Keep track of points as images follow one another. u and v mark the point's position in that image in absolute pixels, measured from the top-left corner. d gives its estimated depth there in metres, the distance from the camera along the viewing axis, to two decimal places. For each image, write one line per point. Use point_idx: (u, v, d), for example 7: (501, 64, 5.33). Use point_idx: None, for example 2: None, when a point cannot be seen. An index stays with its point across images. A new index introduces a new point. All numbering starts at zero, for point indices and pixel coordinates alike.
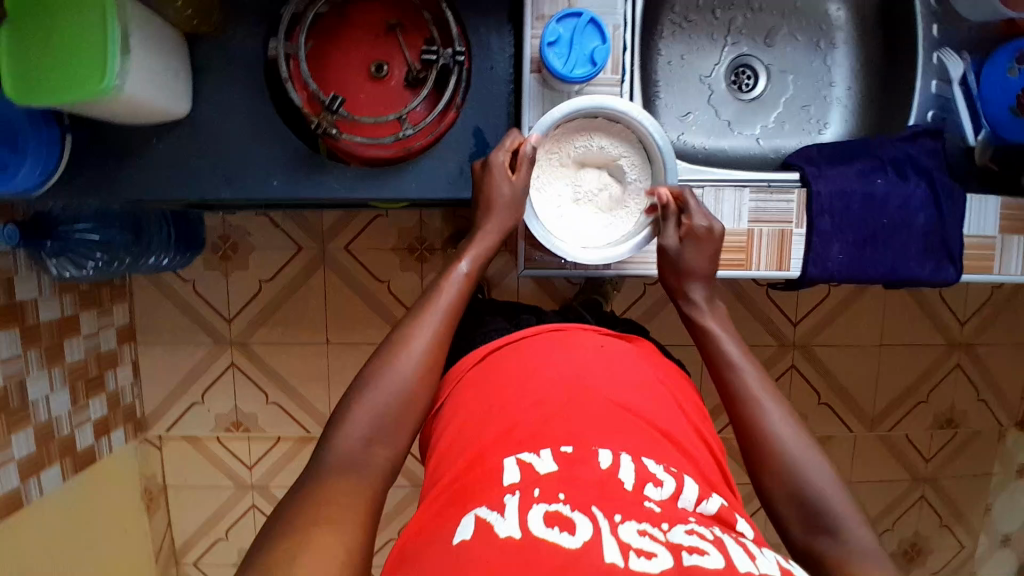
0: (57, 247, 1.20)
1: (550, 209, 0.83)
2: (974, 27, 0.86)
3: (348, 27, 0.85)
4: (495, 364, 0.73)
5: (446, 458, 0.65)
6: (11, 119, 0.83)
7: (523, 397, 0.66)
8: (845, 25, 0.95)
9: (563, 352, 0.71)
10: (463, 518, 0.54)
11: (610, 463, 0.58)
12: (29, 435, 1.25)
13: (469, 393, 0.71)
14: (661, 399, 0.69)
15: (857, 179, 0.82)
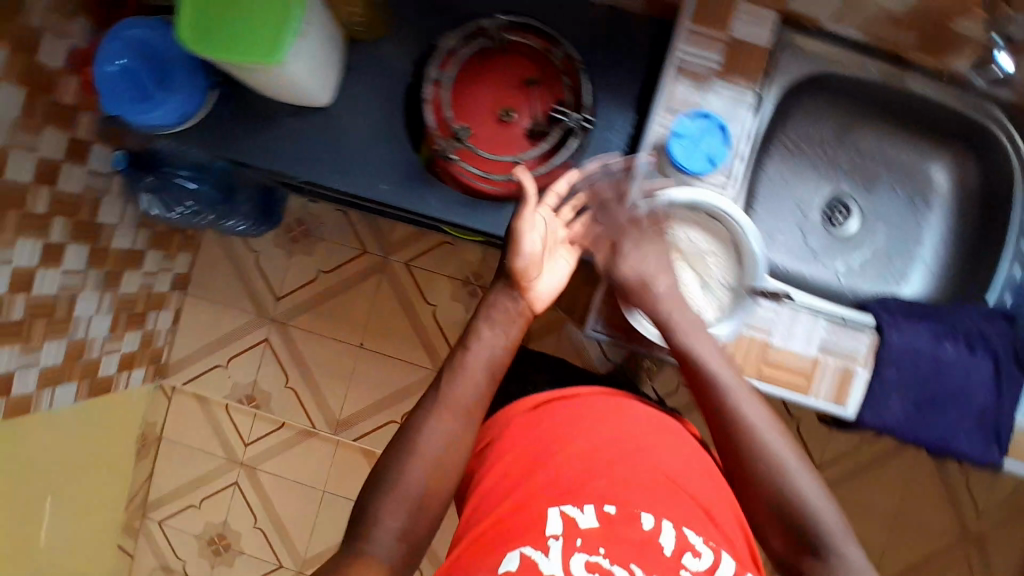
0: (154, 184, 1.27)
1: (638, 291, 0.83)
2: None
3: (491, 69, 0.91)
4: (545, 405, 0.77)
5: (494, 490, 0.70)
6: (168, 58, 0.87)
7: (575, 445, 0.70)
8: (946, 192, 0.94)
9: (613, 409, 0.76)
10: (509, 551, 0.61)
11: (653, 526, 0.63)
12: (61, 347, 1.27)
13: (515, 429, 0.75)
14: (706, 473, 0.72)
15: (929, 340, 0.84)
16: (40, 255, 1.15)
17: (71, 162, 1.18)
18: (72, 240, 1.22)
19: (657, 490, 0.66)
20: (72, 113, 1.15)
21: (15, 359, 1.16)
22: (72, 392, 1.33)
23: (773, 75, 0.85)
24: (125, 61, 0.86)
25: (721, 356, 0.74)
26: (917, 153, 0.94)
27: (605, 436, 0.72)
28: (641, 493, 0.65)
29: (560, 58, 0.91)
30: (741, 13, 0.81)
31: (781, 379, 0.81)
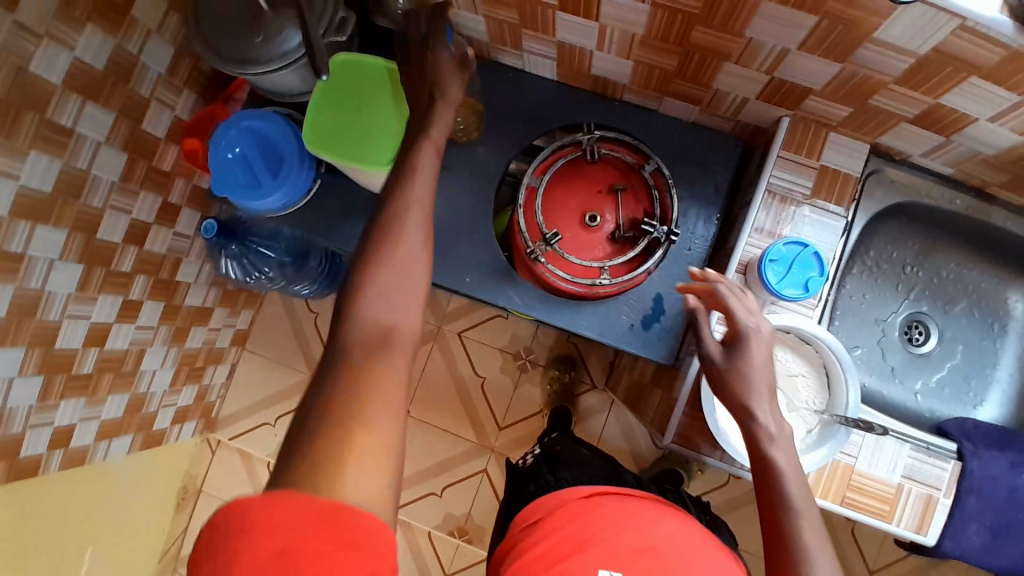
0: (236, 252, 1.28)
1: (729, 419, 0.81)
2: None
3: (582, 177, 0.95)
4: (598, 503, 0.84)
5: (549, 563, 0.77)
6: (280, 148, 0.94)
7: (628, 535, 0.78)
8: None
9: (659, 519, 0.82)
10: None
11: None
12: (123, 401, 1.28)
13: (567, 517, 0.83)
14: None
15: (1007, 472, 0.83)
16: (119, 311, 1.18)
17: (161, 224, 1.24)
18: (148, 297, 1.26)
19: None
20: (167, 178, 1.23)
21: (80, 412, 1.17)
22: (125, 446, 1.34)
23: (861, 200, 0.88)
24: (239, 149, 0.92)
25: (787, 438, 0.66)
26: (996, 280, 0.95)
27: (653, 531, 0.79)
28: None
29: (650, 171, 0.95)
30: (832, 143, 0.86)
31: (863, 505, 0.80)
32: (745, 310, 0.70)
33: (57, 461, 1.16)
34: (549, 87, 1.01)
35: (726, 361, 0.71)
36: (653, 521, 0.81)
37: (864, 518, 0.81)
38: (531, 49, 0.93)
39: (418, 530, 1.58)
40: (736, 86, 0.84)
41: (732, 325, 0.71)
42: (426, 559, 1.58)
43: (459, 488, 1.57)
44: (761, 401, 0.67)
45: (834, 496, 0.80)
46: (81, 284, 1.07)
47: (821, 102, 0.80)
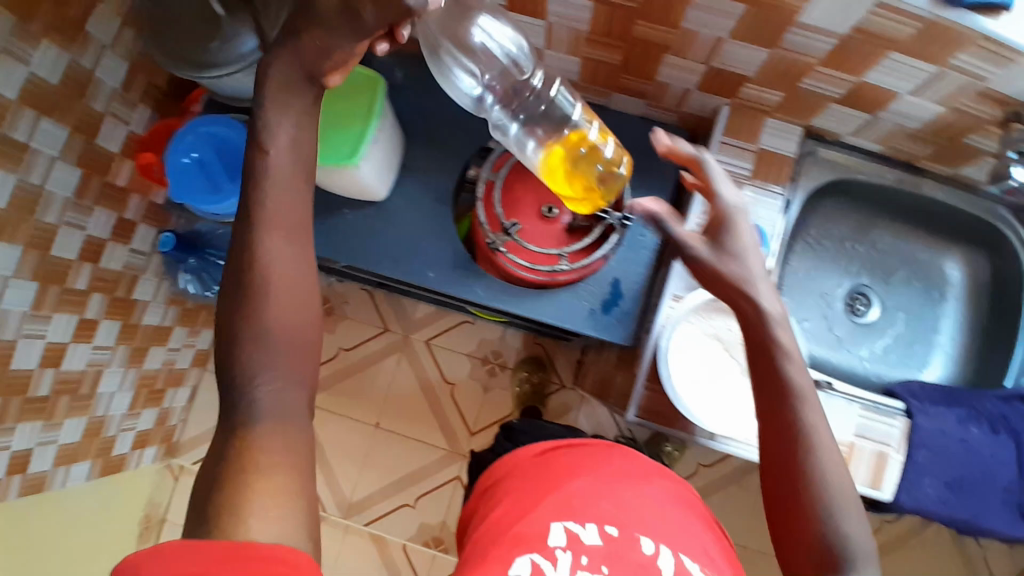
0: (195, 266, 1.26)
1: (688, 383, 0.83)
2: None
3: (538, 171, 0.99)
4: (560, 456, 0.90)
5: (509, 511, 0.83)
6: (236, 151, 0.95)
7: (582, 480, 0.84)
8: (960, 285, 1.00)
9: (613, 458, 0.89)
10: (518, 560, 0.74)
11: (651, 551, 0.76)
12: (80, 425, 1.24)
13: (527, 475, 0.88)
14: (690, 508, 0.86)
15: (956, 425, 0.88)
16: (75, 329, 1.15)
17: (116, 241, 1.22)
18: (105, 316, 1.23)
19: (652, 519, 0.80)
20: (125, 195, 1.22)
21: (37, 436, 1.13)
22: (85, 471, 1.29)
23: (798, 179, 0.94)
24: (196, 154, 0.94)
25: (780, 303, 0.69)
26: (930, 250, 1.01)
27: (607, 472, 0.86)
28: (637, 520, 0.79)
29: None
30: (768, 128, 0.92)
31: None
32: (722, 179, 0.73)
33: (14, 489, 1.11)
34: None
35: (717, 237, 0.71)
36: (605, 465, 0.87)
37: None
38: None
39: (392, 543, 1.56)
40: (678, 78, 0.90)
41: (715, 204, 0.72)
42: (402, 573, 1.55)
43: (433, 497, 1.57)
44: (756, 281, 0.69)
45: None
46: (36, 301, 1.04)
47: (755, 89, 0.87)
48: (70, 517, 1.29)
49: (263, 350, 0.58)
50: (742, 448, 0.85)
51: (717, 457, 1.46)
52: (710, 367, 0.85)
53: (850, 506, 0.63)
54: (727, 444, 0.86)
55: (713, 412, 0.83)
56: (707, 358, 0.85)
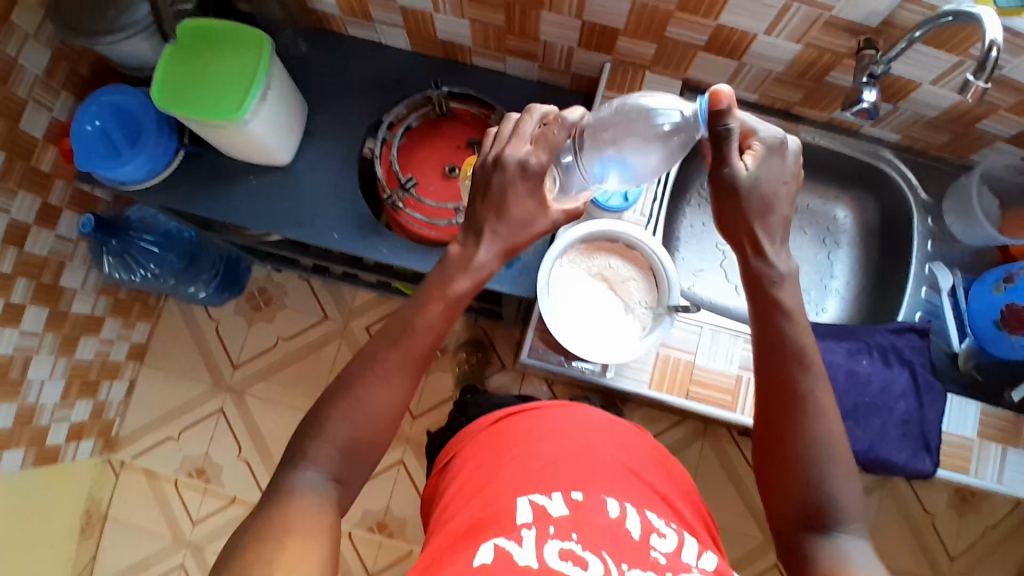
0: (118, 249, 1.29)
1: (568, 320, 0.87)
2: (967, 250, 1.00)
3: (438, 134, 1.04)
4: (510, 423, 0.76)
5: (461, 496, 0.69)
6: (138, 120, 0.99)
7: (533, 444, 0.71)
8: (851, 229, 1.08)
9: (572, 414, 0.77)
10: (482, 544, 0.59)
11: (618, 512, 0.63)
12: (10, 411, 1.21)
13: (479, 449, 0.75)
14: (655, 466, 0.75)
15: (844, 357, 0.89)
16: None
17: (41, 226, 1.21)
18: (32, 302, 1.22)
19: (619, 477, 0.69)
20: (48, 181, 1.21)
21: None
22: (15, 460, 1.24)
23: None
24: (99, 122, 0.97)
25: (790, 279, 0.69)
26: (822, 199, 1.08)
27: (563, 431, 0.74)
28: (602, 481, 0.67)
29: (496, 120, 1.03)
30: (649, 82, 0.99)
31: (708, 397, 0.89)
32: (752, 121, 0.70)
33: None
34: (403, 57, 1.08)
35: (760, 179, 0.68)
36: (560, 424, 0.75)
37: (709, 409, 0.89)
38: (380, 19, 1.00)
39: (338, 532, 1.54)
40: (559, 35, 0.94)
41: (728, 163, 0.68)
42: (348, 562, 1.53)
43: (376, 483, 1.55)
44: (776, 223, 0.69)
45: (679, 391, 0.89)
46: None
47: (629, 42, 0.92)
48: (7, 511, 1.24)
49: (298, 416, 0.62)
50: (632, 382, 0.89)
51: (654, 428, 1.46)
52: (594, 305, 0.88)
53: (841, 467, 0.64)
54: (617, 380, 0.89)
55: (593, 345, 0.86)
56: (588, 296, 0.88)
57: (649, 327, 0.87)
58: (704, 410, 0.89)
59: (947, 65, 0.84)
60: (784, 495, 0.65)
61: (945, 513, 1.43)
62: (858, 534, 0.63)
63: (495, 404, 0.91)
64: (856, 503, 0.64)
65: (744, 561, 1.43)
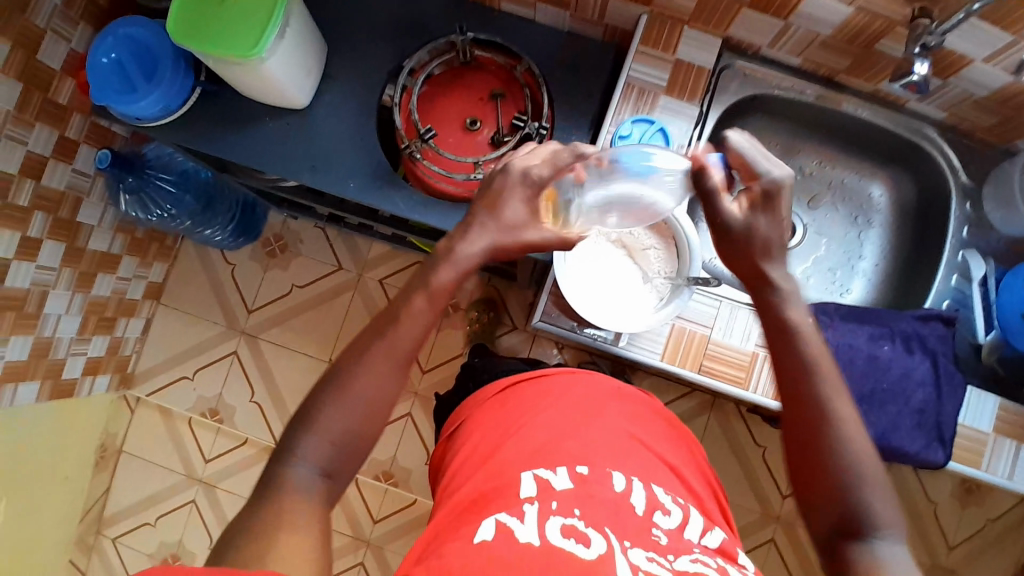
0: (135, 186, 1.29)
1: (582, 285, 0.85)
2: (1002, 238, 0.96)
3: (461, 84, 1.00)
4: (518, 390, 0.76)
5: (466, 468, 0.68)
6: (154, 55, 0.96)
7: (541, 415, 0.71)
8: (884, 208, 1.03)
9: (582, 385, 0.76)
10: (484, 520, 0.58)
11: (623, 487, 0.62)
12: (27, 344, 1.24)
13: (486, 416, 0.74)
14: (667, 440, 0.74)
15: (864, 341, 0.87)
16: (18, 247, 1.15)
17: (58, 159, 1.20)
18: (49, 236, 1.22)
19: (627, 451, 0.67)
20: (66, 113, 1.20)
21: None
22: (33, 392, 1.28)
23: (717, 94, 0.96)
24: (114, 56, 0.95)
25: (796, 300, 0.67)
26: (857, 175, 1.03)
27: (571, 404, 0.72)
28: (608, 454, 0.66)
29: (522, 71, 1.00)
30: (688, 38, 0.94)
31: (720, 372, 0.87)
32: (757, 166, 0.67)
33: None
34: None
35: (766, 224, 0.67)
36: (569, 396, 0.74)
37: (719, 384, 0.87)
38: None
39: None
40: None
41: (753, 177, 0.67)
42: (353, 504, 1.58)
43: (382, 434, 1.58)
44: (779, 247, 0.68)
45: (691, 364, 0.88)
46: None
47: None
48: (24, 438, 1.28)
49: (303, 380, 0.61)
50: (644, 353, 0.88)
51: (663, 398, 1.45)
52: (611, 272, 0.86)
53: (872, 480, 0.61)
54: (628, 349, 0.87)
55: (605, 312, 0.83)
56: (603, 263, 0.86)
57: (665, 301, 0.84)
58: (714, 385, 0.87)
59: (1001, 43, 0.80)
60: (815, 510, 0.62)
61: (948, 502, 1.41)
62: (896, 543, 0.59)
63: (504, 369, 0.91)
64: (892, 514, 0.60)
65: (742, 534, 1.44)
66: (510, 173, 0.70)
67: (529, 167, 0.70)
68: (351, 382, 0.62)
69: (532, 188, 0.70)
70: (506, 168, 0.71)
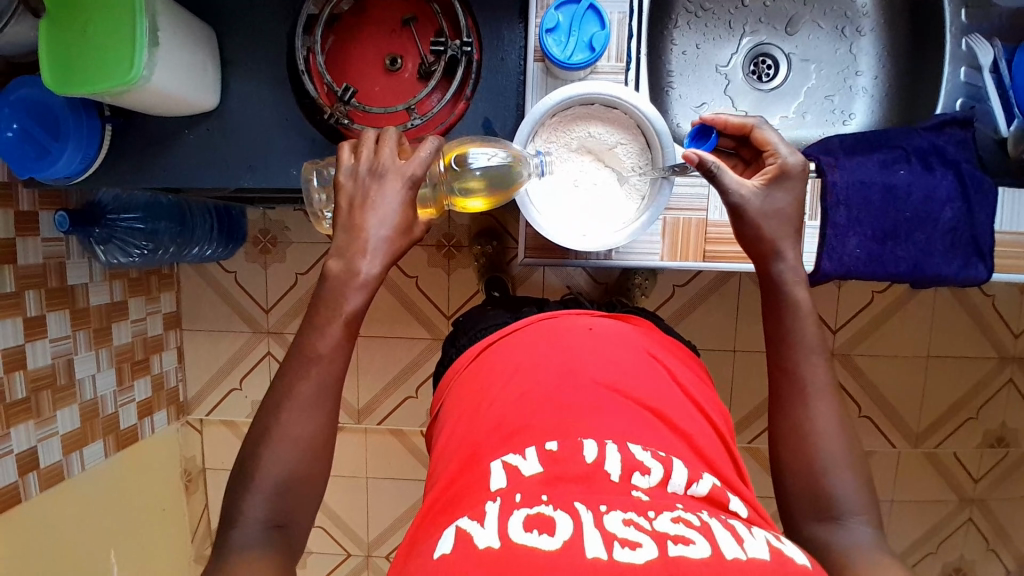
0: (104, 236, 1.26)
1: (552, 202, 0.82)
2: (1003, 14, 0.89)
3: (366, 22, 0.89)
4: (489, 359, 0.75)
5: (444, 458, 0.68)
6: (55, 110, 0.87)
7: (508, 390, 0.68)
8: (872, 11, 0.95)
9: (552, 343, 0.72)
10: (445, 531, 0.54)
11: (596, 455, 0.59)
12: (74, 412, 1.28)
13: (461, 392, 0.74)
14: (650, 375, 0.69)
15: (877, 170, 0.79)
16: (24, 331, 1.16)
17: (24, 235, 1.16)
18: (49, 309, 1.22)
19: (598, 408, 0.63)
20: (12, 189, 1.13)
21: (34, 434, 1.19)
22: (100, 451, 1.34)
23: None
24: (17, 125, 0.86)
25: (801, 282, 0.67)
26: None
27: (542, 367, 0.68)
28: (582, 419, 0.62)
29: None
30: None
31: (726, 254, 0.86)
32: (784, 142, 0.71)
33: (36, 484, 1.19)
34: None
35: (760, 200, 0.68)
36: (540, 358, 0.70)
37: (726, 264, 0.86)
38: None
39: (409, 433, 1.54)
40: None
41: (781, 160, 0.70)
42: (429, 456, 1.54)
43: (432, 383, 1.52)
44: (786, 236, 0.68)
45: (694, 253, 0.86)
46: None
47: None
48: (107, 489, 1.36)
49: (298, 406, 0.61)
50: (641, 259, 0.87)
51: (689, 274, 1.39)
52: (585, 182, 0.83)
53: (844, 463, 0.61)
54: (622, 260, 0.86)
55: (579, 234, 0.80)
56: (566, 182, 0.83)
57: (644, 204, 0.81)
58: (720, 268, 0.86)
59: None
60: (823, 464, 0.61)
61: (1005, 292, 1.34)
62: None
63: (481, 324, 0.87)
64: None
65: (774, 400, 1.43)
66: (386, 181, 0.63)
67: (391, 159, 0.65)
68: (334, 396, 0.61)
69: (411, 185, 0.64)
70: (377, 169, 0.64)
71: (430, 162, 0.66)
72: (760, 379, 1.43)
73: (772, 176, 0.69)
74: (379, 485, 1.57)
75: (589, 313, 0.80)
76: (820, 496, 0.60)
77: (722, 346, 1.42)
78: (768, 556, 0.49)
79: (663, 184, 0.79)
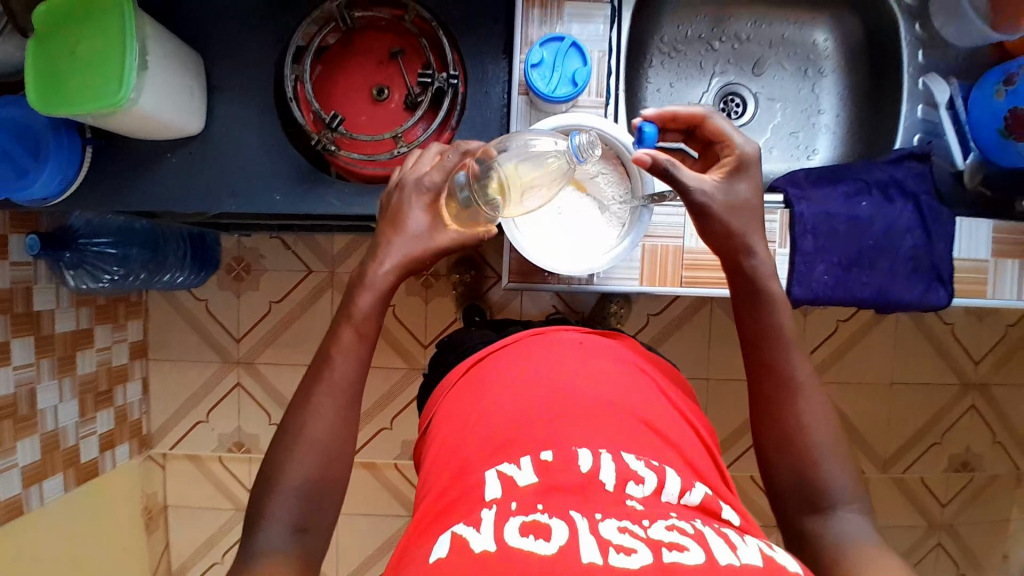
0: (74, 260, 1.22)
1: (538, 231, 0.84)
2: (962, 53, 0.94)
3: (352, 53, 0.92)
4: (481, 372, 0.75)
5: (435, 468, 0.67)
6: (36, 130, 0.87)
7: (500, 402, 0.68)
8: (832, 54, 1.03)
9: (545, 357, 0.72)
10: (440, 536, 0.54)
11: (591, 464, 0.59)
12: (34, 444, 1.22)
13: (452, 405, 0.74)
14: (642, 390, 0.70)
15: (841, 202, 0.84)
16: None
17: None
18: (14, 336, 1.17)
19: (592, 421, 0.64)
20: None
21: None
22: (59, 485, 1.28)
23: None
24: None
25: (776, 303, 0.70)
26: (796, 27, 1.03)
27: (535, 380, 0.69)
28: (576, 429, 0.63)
29: (411, 19, 0.90)
30: None
31: (702, 280, 0.89)
32: (736, 132, 0.74)
33: None
34: None
35: (724, 192, 0.72)
36: (533, 372, 0.70)
37: (704, 290, 0.89)
38: None
39: (383, 465, 1.51)
40: None
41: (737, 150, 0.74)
42: (403, 488, 1.52)
43: (407, 413, 1.50)
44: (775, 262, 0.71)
45: (672, 280, 0.89)
46: None
47: None
48: (66, 525, 1.29)
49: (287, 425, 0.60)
50: (624, 283, 0.89)
51: (662, 303, 1.43)
52: (567, 212, 0.85)
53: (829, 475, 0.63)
54: (606, 284, 0.89)
55: (564, 260, 0.83)
56: (551, 212, 0.85)
57: (625, 229, 0.84)
58: (699, 293, 0.89)
59: None
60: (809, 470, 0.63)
61: (964, 320, 1.41)
62: None
63: (464, 347, 0.88)
64: None
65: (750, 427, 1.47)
66: None
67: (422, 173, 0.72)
68: (330, 413, 0.61)
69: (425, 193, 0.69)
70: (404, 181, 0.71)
71: (448, 171, 0.71)
72: (732, 407, 1.46)
73: (728, 168, 0.74)
74: (352, 519, 1.52)
75: (578, 329, 0.81)
76: (806, 509, 0.62)
77: (694, 374, 1.45)
78: (760, 562, 0.50)
79: (643, 212, 0.82)
